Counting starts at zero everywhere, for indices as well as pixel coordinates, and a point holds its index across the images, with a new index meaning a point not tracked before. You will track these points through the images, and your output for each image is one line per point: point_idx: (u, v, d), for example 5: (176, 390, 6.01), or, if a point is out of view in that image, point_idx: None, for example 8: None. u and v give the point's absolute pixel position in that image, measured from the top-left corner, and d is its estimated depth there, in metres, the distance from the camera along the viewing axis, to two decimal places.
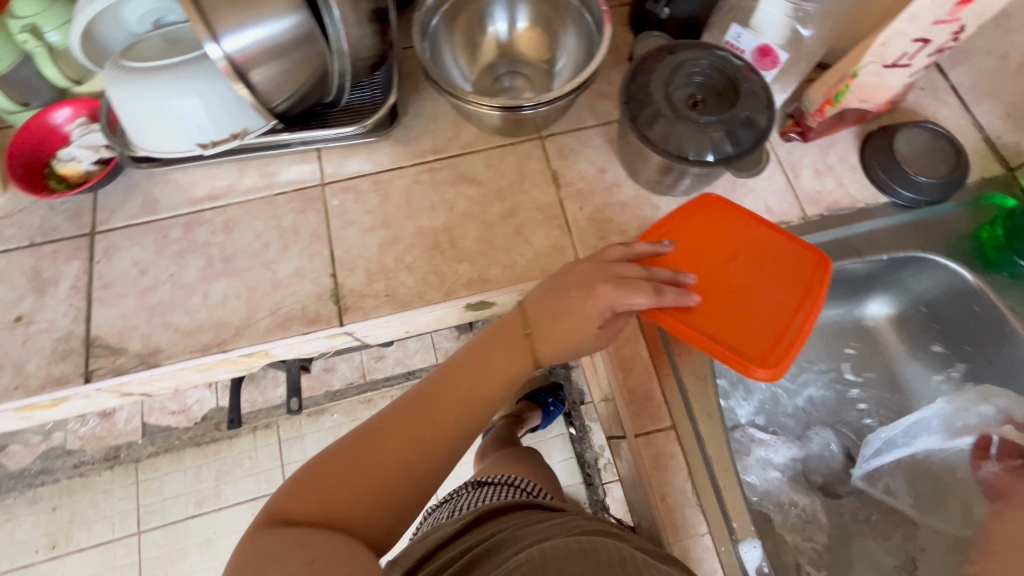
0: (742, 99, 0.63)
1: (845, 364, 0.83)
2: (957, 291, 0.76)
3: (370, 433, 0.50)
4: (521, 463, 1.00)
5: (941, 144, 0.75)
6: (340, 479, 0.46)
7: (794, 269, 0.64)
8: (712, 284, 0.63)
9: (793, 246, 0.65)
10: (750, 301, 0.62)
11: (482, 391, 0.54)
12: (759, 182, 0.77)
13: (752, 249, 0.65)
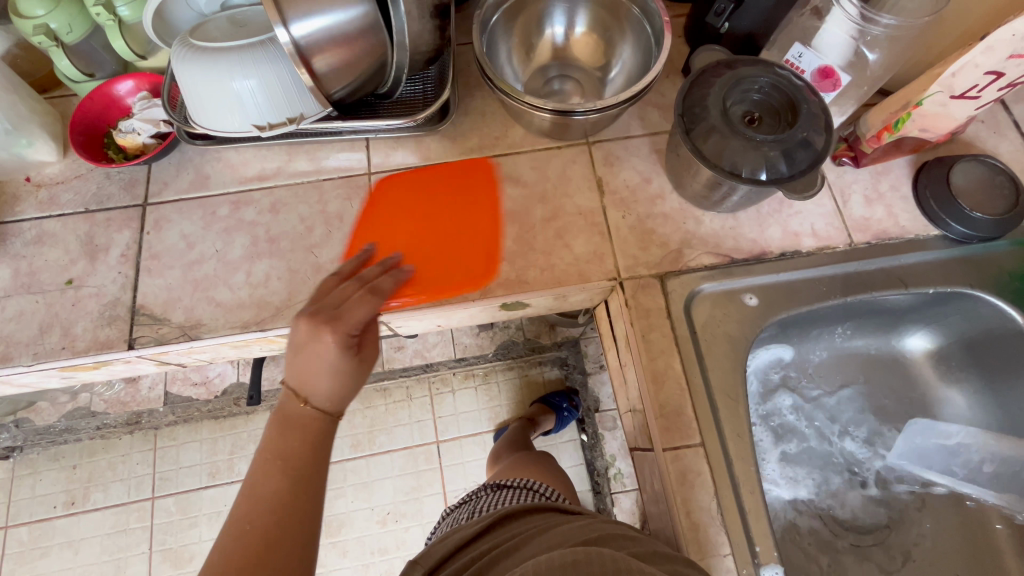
0: (799, 118, 0.63)
1: (878, 396, 0.82)
2: (1003, 333, 0.73)
3: (234, 537, 0.46)
4: (536, 464, 1.00)
5: (999, 180, 0.73)
6: None
7: (480, 182, 0.77)
8: (429, 227, 0.75)
9: (473, 171, 0.78)
10: (463, 253, 0.73)
11: (314, 443, 0.53)
12: (806, 204, 0.76)
13: (449, 187, 0.78)
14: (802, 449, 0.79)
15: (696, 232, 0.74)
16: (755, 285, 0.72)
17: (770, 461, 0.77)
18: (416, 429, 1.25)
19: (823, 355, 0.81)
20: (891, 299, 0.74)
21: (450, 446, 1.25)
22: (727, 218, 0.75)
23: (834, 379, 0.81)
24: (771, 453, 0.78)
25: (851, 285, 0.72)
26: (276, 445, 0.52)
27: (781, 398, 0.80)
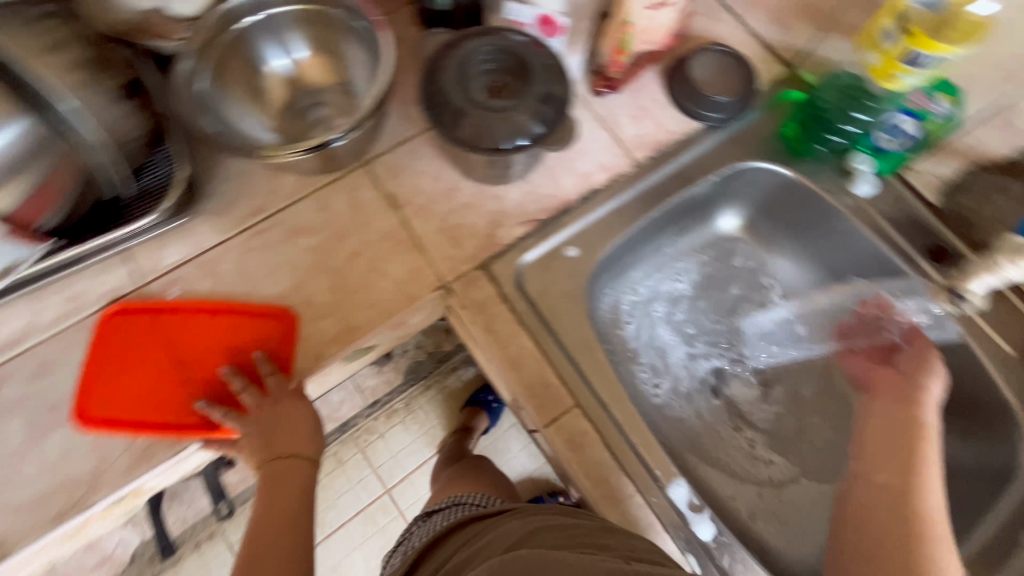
0: (536, 75, 0.64)
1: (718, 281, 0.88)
2: (781, 187, 0.82)
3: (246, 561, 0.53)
4: (473, 473, 1.00)
5: (729, 61, 0.81)
6: None
7: (127, 328, 0.66)
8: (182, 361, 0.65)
9: (114, 321, 0.66)
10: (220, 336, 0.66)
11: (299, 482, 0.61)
12: (586, 144, 0.78)
13: (124, 348, 0.65)
14: (677, 357, 0.84)
15: (499, 209, 0.74)
16: (572, 235, 0.74)
17: (653, 382, 0.81)
18: (360, 490, 1.18)
19: (658, 266, 0.86)
20: (685, 199, 0.80)
21: (401, 491, 1.19)
22: (522, 184, 0.76)
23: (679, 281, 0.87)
24: (652, 374, 0.81)
25: (649, 203, 0.78)
26: (269, 500, 0.59)
27: (653, 314, 0.85)
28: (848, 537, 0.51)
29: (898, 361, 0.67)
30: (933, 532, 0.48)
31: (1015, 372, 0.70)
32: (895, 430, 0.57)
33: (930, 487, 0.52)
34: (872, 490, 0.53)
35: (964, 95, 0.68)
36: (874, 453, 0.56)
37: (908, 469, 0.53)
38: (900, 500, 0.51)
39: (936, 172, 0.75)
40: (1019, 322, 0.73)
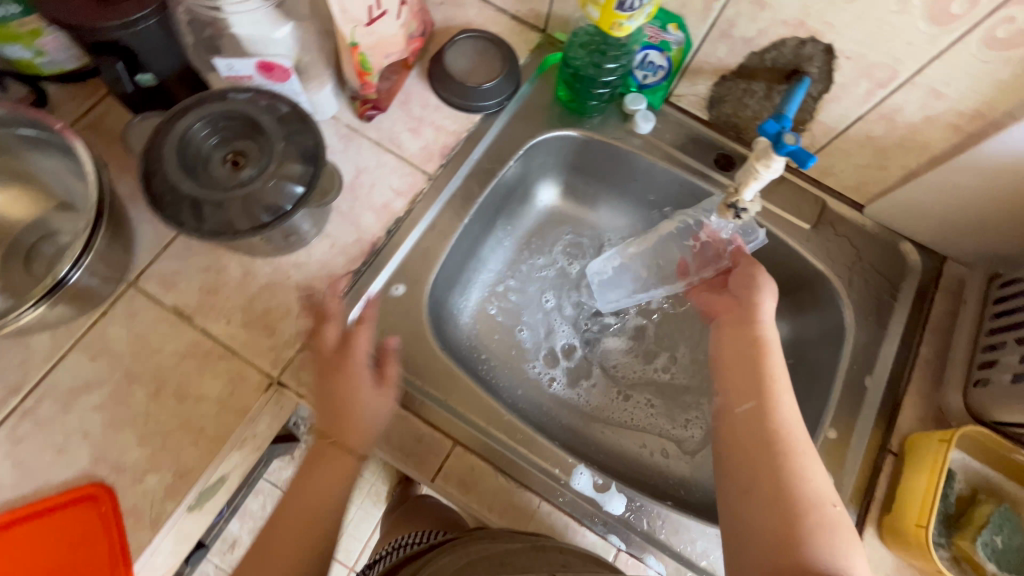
0: (279, 131, 0.58)
1: (562, 252, 0.91)
2: (578, 148, 0.84)
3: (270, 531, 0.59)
4: (411, 515, 0.92)
5: (483, 44, 0.80)
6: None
7: None
8: None
9: None
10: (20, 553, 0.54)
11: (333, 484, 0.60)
12: (373, 173, 0.73)
13: None
14: (552, 338, 0.85)
15: (305, 276, 0.67)
16: (393, 272, 0.70)
17: (541, 372, 0.83)
18: None
19: (511, 260, 0.88)
20: (495, 194, 0.81)
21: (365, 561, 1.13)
22: (320, 240, 0.69)
23: (538, 266, 0.89)
24: (538, 365, 0.83)
25: (459, 209, 0.75)
26: (328, 486, 0.60)
27: (546, 305, 0.87)
28: (727, 473, 0.55)
29: (732, 285, 0.69)
30: (792, 443, 0.53)
31: (814, 242, 0.79)
32: (742, 354, 0.61)
33: (781, 400, 0.56)
34: (736, 422, 0.56)
35: (685, 20, 0.69)
36: (731, 383, 0.60)
37: (760, 390, 0.57)
38: (762, 425, 0.55)
39: (696, 92, 0.78)
40: (806, 198, 0.80)
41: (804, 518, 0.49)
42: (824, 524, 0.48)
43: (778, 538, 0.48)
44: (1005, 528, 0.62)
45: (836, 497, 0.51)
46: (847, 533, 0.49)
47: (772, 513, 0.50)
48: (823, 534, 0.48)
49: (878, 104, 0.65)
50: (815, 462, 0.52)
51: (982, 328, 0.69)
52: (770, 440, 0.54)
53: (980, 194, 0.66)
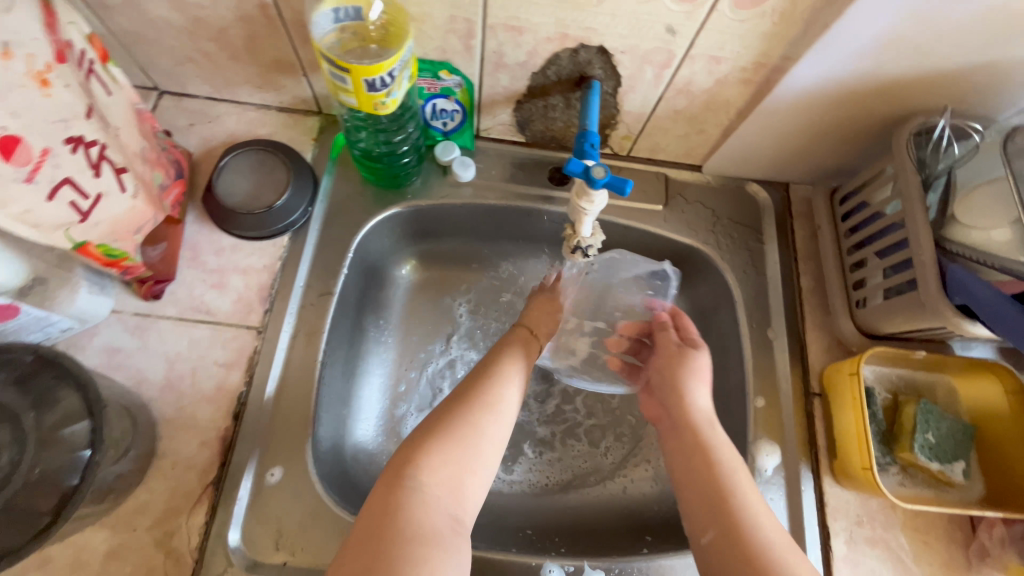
0: (26, 399, 0.46)
1: (446, 322, 0.81)
2: (407, 220, 0.76)
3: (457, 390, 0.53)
4: None
5: (254, 154, 0.69)
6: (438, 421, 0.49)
7: None
8: None
9: None
10: None
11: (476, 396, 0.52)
12: (190, 356, 0.61)
13: None
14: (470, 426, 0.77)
15: (156, 516, 0.55)
16: (261, 457, 0.59)
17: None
18: None
19: (396, 357, 0.78)
20: (345, 307, 0.71)
21: None
22: (155, 466, 0.57)
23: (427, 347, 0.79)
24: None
25: (306, 347, 0.64)
26: (525, 359, 0.59)
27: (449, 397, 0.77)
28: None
29: (654, 376, 0.66)
30: (776, 566, 0.43)
31: (673, 220, 0.78)
32: (693, 470, 0.53)
33: (752, 514, 0.48)
34: (716, 558, 0.46)
35: (454, 63, 0.63)
36: (697, 507, 0.50)
37: (722, 513, 0.48)
38: (740, 550, 0.45)
39: (501, 121, 0.73)
40: (650, 177, 0.79)
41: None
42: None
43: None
44: (933, 421, 0.64)
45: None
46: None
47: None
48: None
49: (670, 83, 0.63)
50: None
51: (843, 247, 0.71)
52: (756, 569, 0.43)
53: (794, 130, 0.67)
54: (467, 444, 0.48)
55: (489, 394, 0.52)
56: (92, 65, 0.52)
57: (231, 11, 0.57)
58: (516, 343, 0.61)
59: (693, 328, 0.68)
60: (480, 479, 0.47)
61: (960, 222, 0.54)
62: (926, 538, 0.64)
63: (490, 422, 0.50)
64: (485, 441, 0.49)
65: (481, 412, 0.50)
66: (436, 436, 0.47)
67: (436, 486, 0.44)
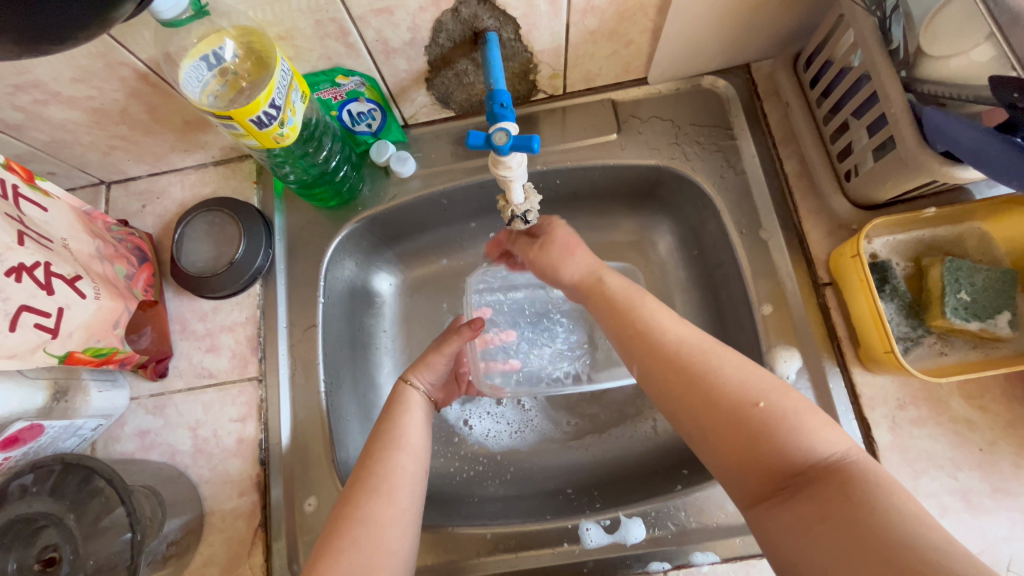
0: (64, 502, 0.51)
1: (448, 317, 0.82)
2: (369, 232, 0.75)
3: (349, 491, 0.51)
4: None
5: (204, 217, 0.70)
6: (333, 529, 0.48)
7: None
8: None
9: None
10: None
11: (370, 493, 0.50)
12: (208, 419, 0.66)
13: None
14: (467, 404, 0.77)
15: (221, 564, 0.61)
16: (298, 491, 0.64)
17: (484, 429, 0.76)
18: None
19: (399, 357, 0.80)
20: (334, 333, 0.72)
21: None
22: (208, 523, 0.62)
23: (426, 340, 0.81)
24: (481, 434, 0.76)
25: (306, 381, 0.67)
26: (406, 423, 0.57)
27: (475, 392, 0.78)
28: (682, 430, 0.49)
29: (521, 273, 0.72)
30: (700, 365, 0.49)
31: (631, 145, 0.72)
32: (612, 319, 0.56)
33: (666, 328, 0.53)
34: (649, 379, 0.52)
35: (345, 65, 0.61)
36: (623, 348, 0.55)
37: (641, 343, 0.53)
38: (667, 365, 0.50)
39: (421, 104, 0.69)
40: (595, 108, 0.73)
41: (755, 434, 0.44)
42: (769, 427, 0.44)
43: (760, 471, 0.43)
44: (964, 278, 0.57)
45: (761, 392, 0.46)
46: (796, 422, 0.44)
47: (734, 449, 0.45)
48: (784, 436, 0.43)
49: (570, 6, 0.57)
50: (725, 366, 0.48)
51: (819, 118, 0.64)
52: (685, 373, 0.49)
53: (723, 10, 0.59)
54: (360, 555, 0.46)
55: (372, 472, 0.52)
56: (17, 190, 0.53)
57: (119, 91, 0.58)
58: (394, 414, 0.58)
59: (560, 230, 0.64)
60: (393, 562, 0.47)
61: (930, 56, 0.46)
62: (982, 404, 0.59)
63: (380, 506, 0.50)
64: (382, 527, 0.48)
65: (369, 507, 0.49)
66: (328, 552, 0.46)
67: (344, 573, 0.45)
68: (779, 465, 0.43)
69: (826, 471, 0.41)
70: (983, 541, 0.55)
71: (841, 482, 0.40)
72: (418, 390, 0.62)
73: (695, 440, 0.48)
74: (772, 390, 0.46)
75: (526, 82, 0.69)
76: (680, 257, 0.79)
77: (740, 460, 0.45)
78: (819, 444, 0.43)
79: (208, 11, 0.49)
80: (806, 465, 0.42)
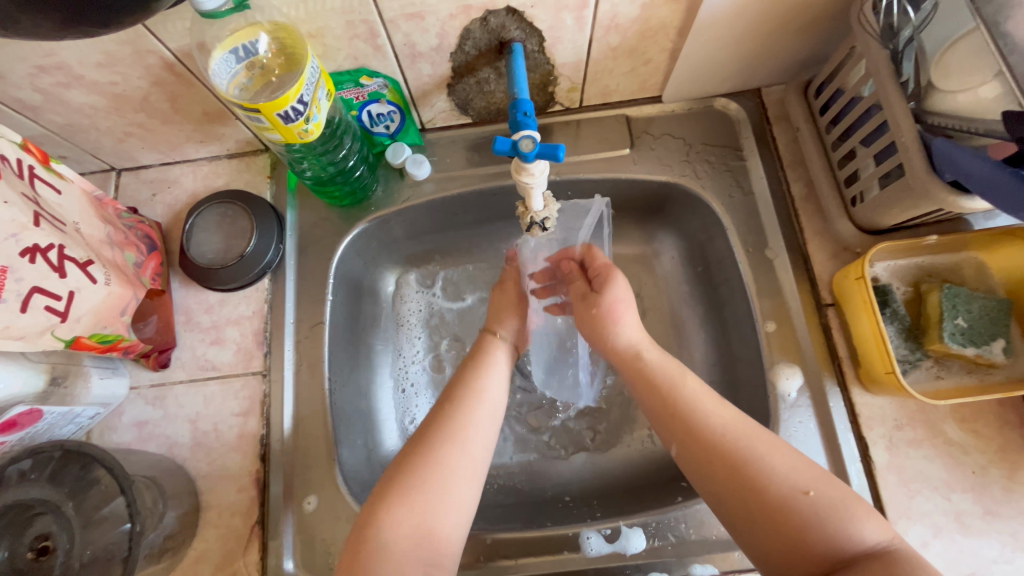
0: (61, 491, 0.50)
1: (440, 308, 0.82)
2: (380, 231, 0.75)
3: (433, 420, 0.54)
4: None
5: (217, 208, 0.70)
6: (416, 452, 0.51)
7: None
8: None
9: None
10: None
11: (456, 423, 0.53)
12: (209, 413, 0.65)
13: None
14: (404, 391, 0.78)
15: (215, 561, 0.60)
16: (297, 488, 0.63)
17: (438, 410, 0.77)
18: None
19: (398, 356, 0.80)
20: (339, 330, 0.71)
21: None
22: (204, 518, 0.61)
23: (425, 334, 0.81)
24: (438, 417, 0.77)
25: (311, 378, 0.67)
26: (488, 375, 0.59)
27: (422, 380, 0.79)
28: (724, 515, 0.49)
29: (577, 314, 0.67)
30: (744, 449, 0.49)
31: (643, 161, 0.73)
32: (652, 399, 0.56)
33: (705, 410, 0.53)
34: (689, 462, 0.52)
35: (370, 66, 0.61)
36: (662, 427, 0.55)
37: (683, 423, 0.53)
38: (709, 450, 0.50)
39: (440, 109, 0.70)
40: (610, 122, 0.74)
41: (806, 523, 0.45)
42: (818, 518, 0.44)
43: (807, 561, 0.44)
44: (961, 304, 0.59)
45: (808, 480, 0.47)
46: (842, 512, 0.44)
47: (781, 538, 0.45)
48: (833, 529, 0.44)
49: (594, 22, 0.59)
50: (769, 450, 0.49)
51: (827, 144, 0.67)
52: (730, 461, 0.49)
53: (741, 35, 0.61)
54: (434, 487, 0.49)
55: (453, 410, 0.55)
56: (32, 171, 0.53)
57: (143, 79, 0.58)
58: (481, 361, 0.61)
59: (610, 292, 0.63)
60: (463, 504, 0.50)
61: (941, 90, 0.49)
62: (974, 427, 0.61)
63: (457, 441, 0.52)
64: (454, 475, 0.50)
65: (451, 438, 0.52)
66: (409, 469, 0.50)
67: (403, 540, 0.46)
68: (830, 555, 0.43)
69: (879, 564, 0.42)
70: (974, 561, 0.57)
71: (892, 573, 0.40)
72: (502, 341, 0.65)
73: (738, 524, 0.48)
74: (816, 477, 0.47)
75: (544, 93, 0.70)
76: (684, 272, 0.80)
77: (787, 548, 0.45)
78: (866, 534, 0.44)
79: (248, 5, 0.50)
80: (855, 553, 0.43)
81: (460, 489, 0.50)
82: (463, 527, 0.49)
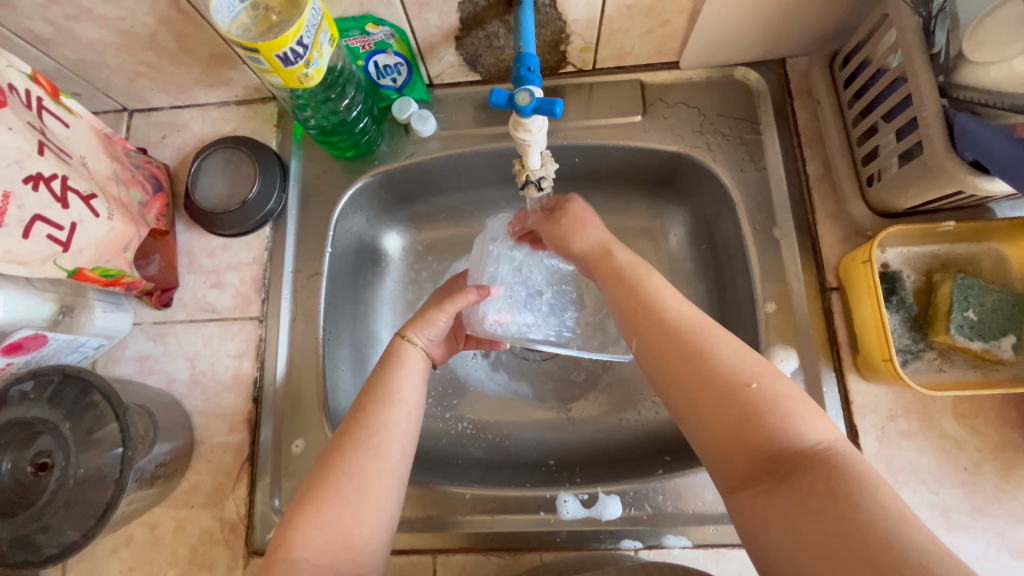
0: (60, 411, 0.52)
1: (439, 268, 0.82)
2: (383, 186, 0.75)
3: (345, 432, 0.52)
4: None
5: (221, 155, 0.70)
6: (329, 459, 0.49)
7: None
8: None
9: None
10: None
11: (364, 434, 0.50)
12: (206, 352, 0.67)
13: None
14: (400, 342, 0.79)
15: (206, 493, 0.63)
16: (286, 431, 0.65)
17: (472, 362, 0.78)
18: None
19: (400, 311, 0.80)
20: (337, 282, 0.72)
21: None
22: (197, 452, 0.64)
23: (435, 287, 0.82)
24: (465, 364, 0.78)
25: (305, 327, 0.68)
26: (403, 378, 0.56)
27: None
28: (673, 406, 0.48)
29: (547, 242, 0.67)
30: (698, 339, 0.48)
31: (654, 129, 0.71)
32: (618, 293, 0.55)
33: (667, 305, 0.51)
34: (645, 352, 0.51)
35: (376, 13, 0.60)
36: (624, 321, 0.54)
37: (642, 318, 0.51)
38: (664, 341, 0.49)
39: (448, 64, 0.69)
40: (622, 86, 0.72)
41: (747, 416, 0.43)
42: (760, 410, 0.43)
43: (748, 454, 0.42)
44: (973, 297, 0.56)
45: (754, 374, 0.45)
46: (787, 406, 0.43)
47: (726, 430, 0.44)
48: (774, 421, 0.42)
49: None
50: (725, 343, 0.47)
51: (848, 119, 0.63)
52: (683, 351, 0.47)
53: None
54: (348, 501, 0.46)
55: (363, 427, 0.51)
56: (40, 103, 0.53)
57: (149, 16, 0.58)
58: (390, 369, 0.56)
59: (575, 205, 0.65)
60: (376, 516, 0.47)
61: (972, 61, 0.45)
62: (973, 424, 0.59)
63: (369, 459, 0.49)
64: (369, 481, 0.48)
65: (369, 446, 0.50)
66: (335, 470, 0.48)
67: (317, 556, 0.44)
68: (772, 449, 0.42)
69: (814, 459, 0.40)
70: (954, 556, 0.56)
71: (827, 473, 0.39)
72: (415, 347, 0.59)
73: (685, 415, 0.46)
74: (764, 374, 0.45)
75: (555, 53, 0.68)
76: (690, 249, 0.78)
77: (728, 441, 0.43)
78: (809, 434, 0.42)
79: None
80: (795, 451, 0.41)
81: (386, 500, 0.48)
82: (385, 534, 0.47)
